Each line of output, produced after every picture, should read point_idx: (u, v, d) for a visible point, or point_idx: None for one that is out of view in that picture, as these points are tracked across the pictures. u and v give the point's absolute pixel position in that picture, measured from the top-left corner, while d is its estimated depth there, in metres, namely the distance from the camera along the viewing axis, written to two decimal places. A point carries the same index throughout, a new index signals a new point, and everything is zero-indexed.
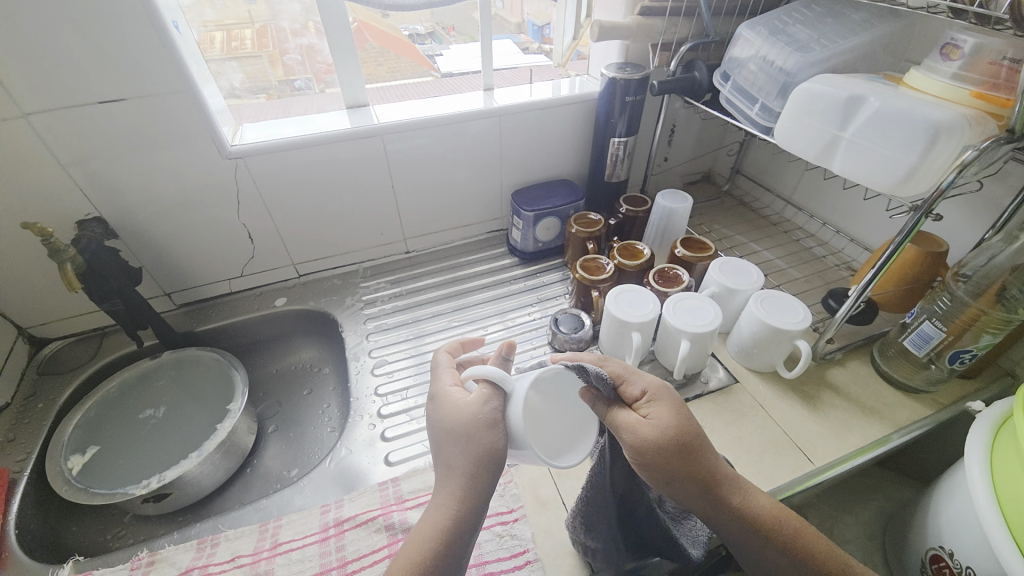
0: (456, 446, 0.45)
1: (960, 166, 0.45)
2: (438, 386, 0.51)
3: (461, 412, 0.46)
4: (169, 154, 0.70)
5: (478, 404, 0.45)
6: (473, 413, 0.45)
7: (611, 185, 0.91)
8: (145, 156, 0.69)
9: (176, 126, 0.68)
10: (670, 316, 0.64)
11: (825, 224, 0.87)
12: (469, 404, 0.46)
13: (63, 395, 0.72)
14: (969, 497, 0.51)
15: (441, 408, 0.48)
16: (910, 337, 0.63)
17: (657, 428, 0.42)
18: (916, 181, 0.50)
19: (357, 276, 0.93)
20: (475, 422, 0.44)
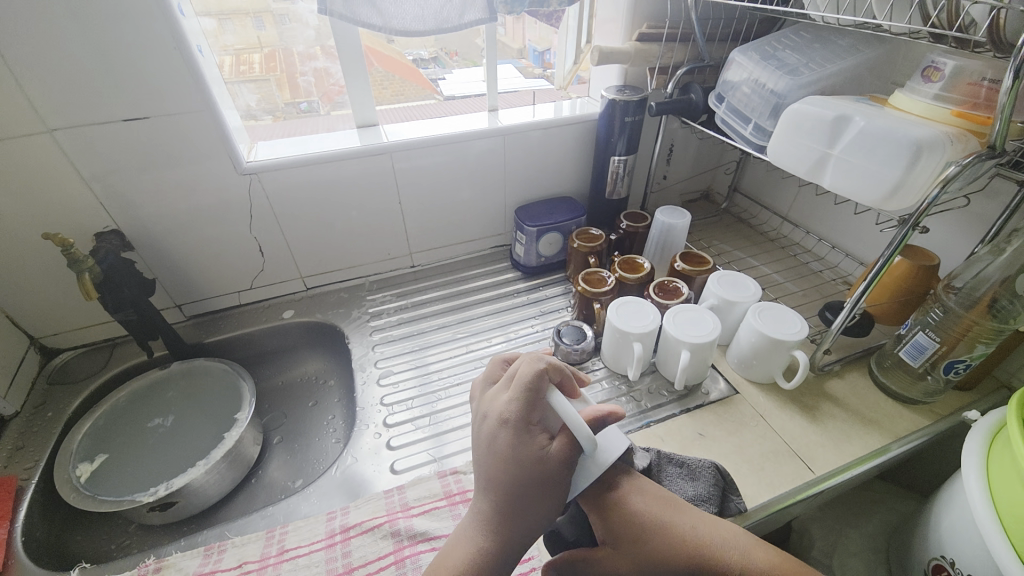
0: (525, 488, 0.43)
1: (943, 181, 0.48)
2: (519, 416, 0.45)
3: (544, 469, 0.43)
4: (189, 170, 0.73)
5: (563, 467, 0.44)
6: (556, 471, 0.44)
7: (612, 202, 0.94)
8: (165, 171, 0.72)
9: (195, 143, 0.71)
10: (670, 327, 0.66)
11: (821, 239, 0.89)
12: (562, 463, 0.44)
13: (73, 404, 0.74)
14: (968, 506, 0.51)
15: (517, 446, 0.44)
16: (905, 348, 0.65)
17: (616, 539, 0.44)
18: (901, 196, 0.53)
19: (363, 290, 0.95)
20: (554, 481, 0.44)
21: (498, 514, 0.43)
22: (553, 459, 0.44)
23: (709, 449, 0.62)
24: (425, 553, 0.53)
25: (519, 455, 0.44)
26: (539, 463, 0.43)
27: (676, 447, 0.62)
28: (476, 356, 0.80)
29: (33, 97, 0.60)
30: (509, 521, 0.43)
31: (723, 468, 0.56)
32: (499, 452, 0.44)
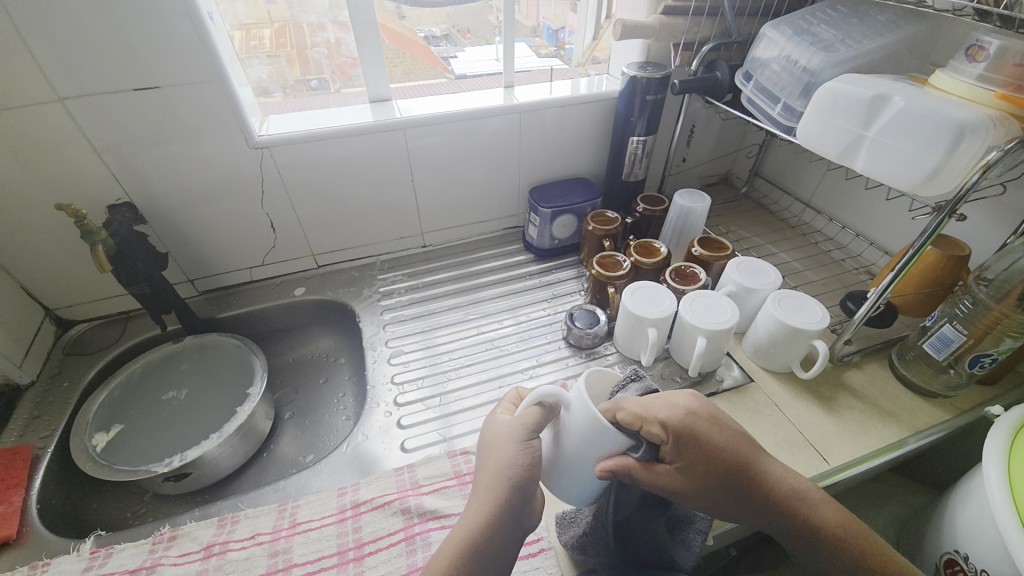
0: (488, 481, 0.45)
1: (984, 167, 0.46)
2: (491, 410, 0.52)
3: (500, 435, 0.47)
4: (203, 146, 0.72)
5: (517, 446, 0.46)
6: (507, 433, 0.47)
7: (628, 184, 0.92)
8: (179, 146, 0.71)
9: (208, 116, 0.70)
10: (687, 313, 0.65)
11: (845, 227, 0.87)
12: (514, 440, 0.46)
13: (88, 375, 0.74)
14: (987, 501, 0.50)
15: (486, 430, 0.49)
16: (930, 340, 0.63)
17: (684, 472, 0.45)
18: (935, 185, 0.51)
19: (374, 268, 0.95)
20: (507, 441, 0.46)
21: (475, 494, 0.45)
22: (503, 436, 0.47)
23: None
24: (434, 531, 0.53)
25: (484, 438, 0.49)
26: (495, 444, 0.47)
27: None
28: (486, 338, 0.79)
29: (46, 66, 0.59)
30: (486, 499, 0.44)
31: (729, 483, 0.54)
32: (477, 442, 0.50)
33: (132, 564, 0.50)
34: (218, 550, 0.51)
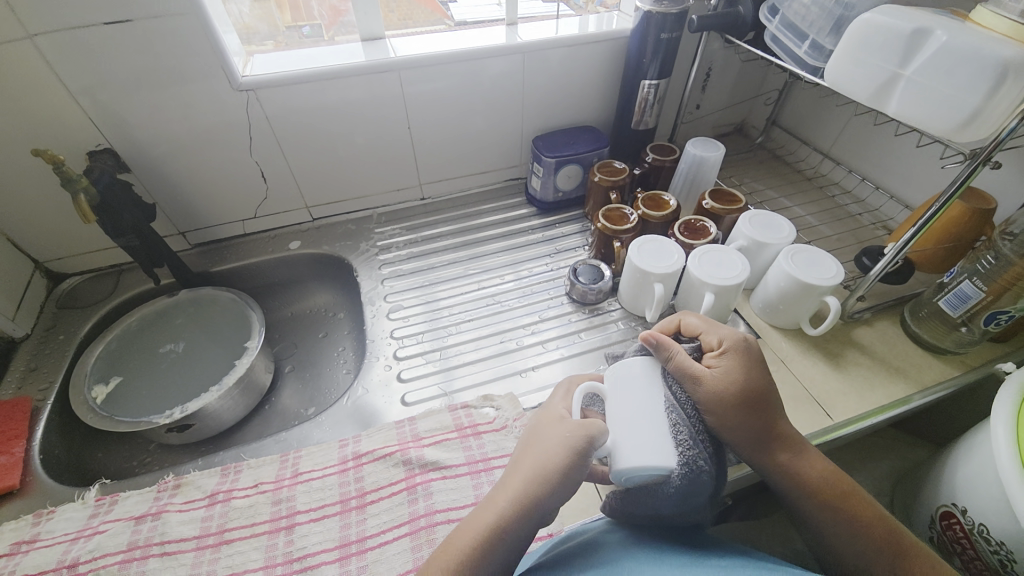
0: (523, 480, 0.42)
1: None
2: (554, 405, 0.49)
3: (555, 442, 0.43)
4: (185, 91, 0.67)
5: (565, 453, 0.42)
6: (562, 441, 0.43)
7: (638, 133, 0.87)
8: (161, 92, 0.66)
9: (187, 54, 0.64)
10: (695, 268, 0.62)
11: (864, 179, 0.83)
12: (564, 452, 0.42)
13: (84, 328, 0.73)
14: (992, 456, 0.50)
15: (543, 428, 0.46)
16: (946, 297, 0.61)
17: (721, 380, 0.47)
18: (970, 132, 0.48)
19: (371, 222, 0.92)
20: (559, 452, 0.42)
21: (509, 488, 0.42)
22: (553, 442, 0.43)
23: None
24: (436, 481, 0.53)
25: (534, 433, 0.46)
26: (543, 448, 0.43)
27: None
28: (487, 293, 0.77)
29: None
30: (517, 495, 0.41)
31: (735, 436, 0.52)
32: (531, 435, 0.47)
33: (137, 511, 0.51)
34: (223, 497, 0.52)
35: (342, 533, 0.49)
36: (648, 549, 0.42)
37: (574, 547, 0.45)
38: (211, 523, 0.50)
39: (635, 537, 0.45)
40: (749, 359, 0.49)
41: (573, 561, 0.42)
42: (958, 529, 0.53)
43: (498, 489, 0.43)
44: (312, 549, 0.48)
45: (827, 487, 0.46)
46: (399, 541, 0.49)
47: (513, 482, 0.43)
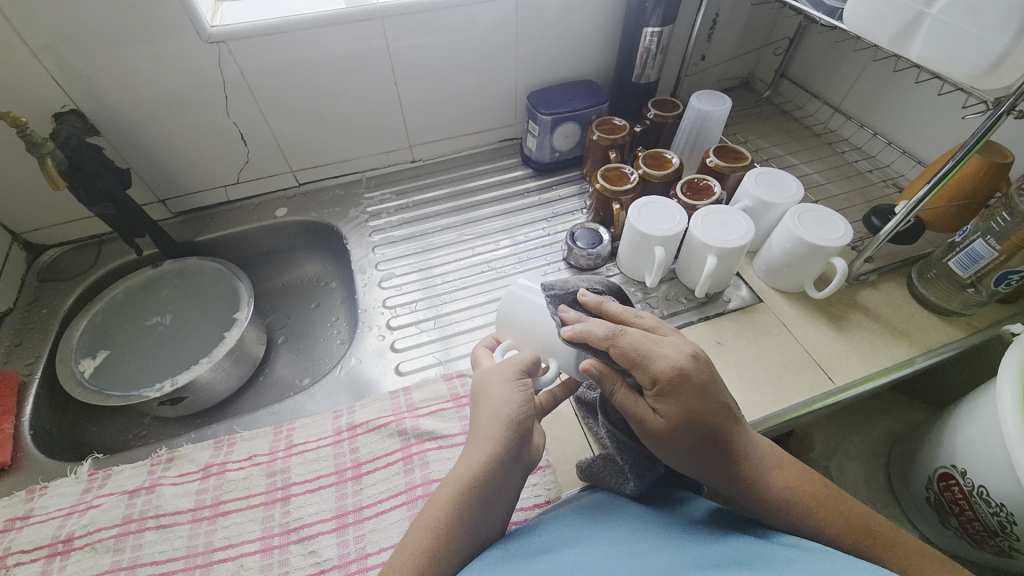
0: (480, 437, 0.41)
1: None
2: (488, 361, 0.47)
3: (511, 400, 0.42)
4: (151, 48, 0.62)
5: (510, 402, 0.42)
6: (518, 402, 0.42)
7: (639, 88, 0.82)
8: (126, 49, 0.61)
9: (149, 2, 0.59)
10: (697, 230, 0.60)
11: (876, 134, 0.79)
12: (519, 407, 0.42)
13: (67, 301, 0.71)
14: (995, 418, 0.49)
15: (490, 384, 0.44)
16: (957, 257, 0.58)
17: (669, 423, 0.39)
18: (996, 78, 0.44)
19: (360, 186, 0.88)
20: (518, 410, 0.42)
21: (471, 454, 0.41)
22: (506, 399, 0.42)
23: (726, 357, 0.59)
24: (432, 451, 0.52)
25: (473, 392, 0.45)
26: (497, 406, 0.42)
27: None
28: (482, 259, 0.75)
29: None
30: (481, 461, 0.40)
31: None
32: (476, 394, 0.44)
33: (131, 485, 0.50)
34: (217, 470, 0.51)
35: (339, 504, 0.49)
36: (645, 515, 0.43)
37: (572, 509, 0.45)
38: (206, 495, 0.50)
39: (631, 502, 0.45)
40: (697, 385, 0.40)
41: (571, 522, 0.43)
42: (957, 490, 0.54)
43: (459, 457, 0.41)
44: (308, 519, 0.48)
45: (821, 516, 0.40)
46: (396, 510, 0.49)
47: (474, 446, 0.41)
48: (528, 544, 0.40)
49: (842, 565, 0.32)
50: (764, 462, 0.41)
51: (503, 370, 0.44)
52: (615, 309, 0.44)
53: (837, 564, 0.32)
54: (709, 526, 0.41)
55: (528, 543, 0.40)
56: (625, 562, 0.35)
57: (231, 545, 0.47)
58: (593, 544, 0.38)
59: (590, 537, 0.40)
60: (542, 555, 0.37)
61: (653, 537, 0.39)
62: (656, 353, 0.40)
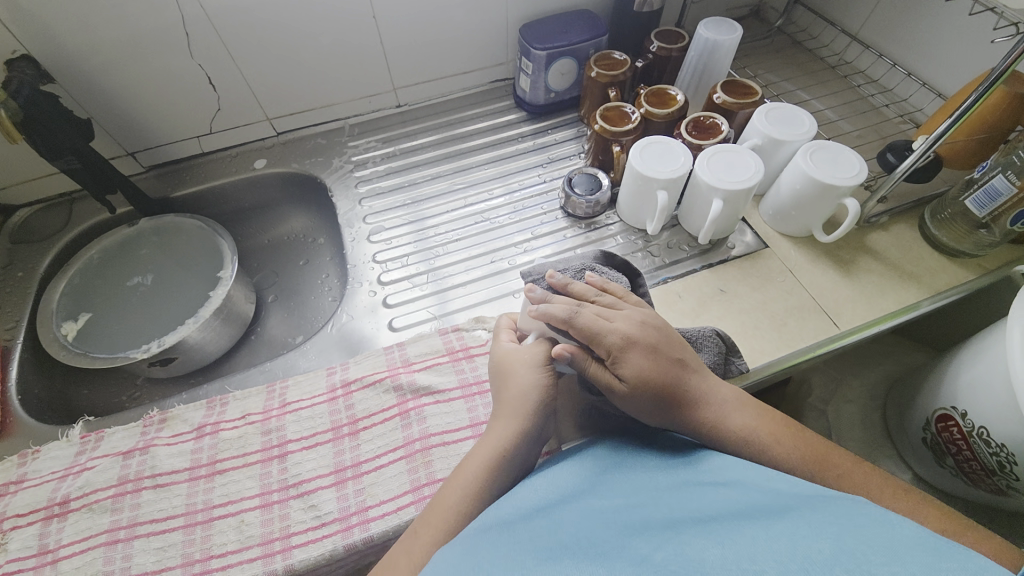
0: (505, 420, 0.44)
1: None
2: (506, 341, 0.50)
3: (528, 379, 0.45)
4: None
5: (535, 388, 0.44)
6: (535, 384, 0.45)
7: (641, 17, 0.75)
8: None
9: None
10: (703, 171, 0.56)
11: (895, 65, 0.73)
12: (534, 384, 0.45)
13: (43, 262, 0.68)
14: (1002, 361, 0.48)
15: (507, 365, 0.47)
16: (974, 195, 0.55)
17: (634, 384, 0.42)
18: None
19: (343, 134, 0.82)
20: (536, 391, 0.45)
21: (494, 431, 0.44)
22: (525, 381, 0.45)
23: (729, 304, 0.58)
24: (429, 406, 0.51)
25: (497, 369, 0.48)
26: (516, 387, 0.45)
27: (694, 303, 0.58)
28: (475, 210, 0.71)
29: None
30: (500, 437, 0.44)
31: (727, 337, 0.51)
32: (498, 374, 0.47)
33: (124, 446, 0.49)
34: (211, 430, 0.50)
35: (336, 459, 0.49)
36: (642, 466, 0.43)
37: (569, 462, 0.45)
38: (201, 454, 0.49)
39: (629, 450, 0.45)
40: (652, 350, 0.43)
41: (567, 477, 0.43)
42: (956, 430, 0.54)
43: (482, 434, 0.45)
44: (306, 475, 0.48)
45: (777, 447, 0.43)
46: (395, 464, 0.48)
47: (495, 425, 0.45)
48: (526, 502, 0.40)
49: (834, 505, 0.32)
50: (720, 410, 0.44)
51: (526, 353, 0.47)
52: (577, 290, 0.45)
53: (830, 504, 0.32)
54: (713, 471, 0.40)
55: (526, 498, 0.40)
56: (621, 515, 0.36)
57: (230, 502, 0.46)
58: (590, 500, 0.39)
59: (586, 493, 0.40)
60: (542, 513, 0.38)
61: (648, 488, 0.39)
62: (610, 328, 0.42)
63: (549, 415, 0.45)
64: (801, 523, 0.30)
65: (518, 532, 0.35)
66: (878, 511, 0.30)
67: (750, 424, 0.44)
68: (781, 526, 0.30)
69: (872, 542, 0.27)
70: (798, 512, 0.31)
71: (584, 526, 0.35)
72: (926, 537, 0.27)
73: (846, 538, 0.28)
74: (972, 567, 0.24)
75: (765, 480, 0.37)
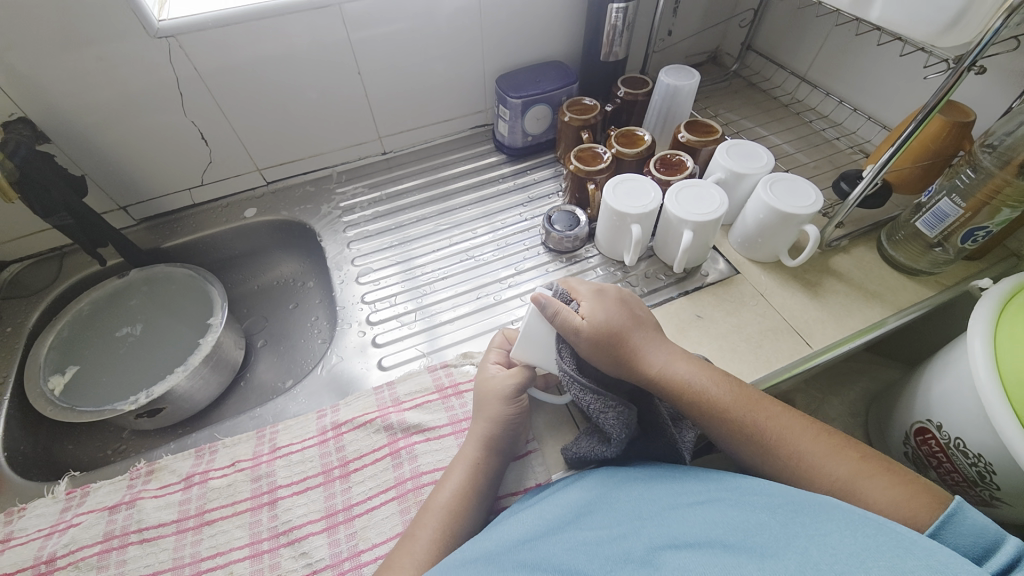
0: (482, 428, 0.49)
1: (1009, 11, 0.39)
2: (487, 363, 0.55)
3: (499, 395, 0.51)
4: (101, 51, 0.59)
5: (513, 402, 0.50)
6: (504, 402, 0.50)
7: (608, 66, 0.81)
8: (70, 52, 0.58)
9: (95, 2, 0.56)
10: (673, 206, 0.60)
11: (842, 102, 0.80)
12: (500, 400, 0.50)
13: (32, 317, 0.68)
14: (968, 374, 0.51)
15: (482, 387, 0.52)
16: (923, 217, 0.60)
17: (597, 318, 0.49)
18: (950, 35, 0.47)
19: (331, 182, 0.86)
20: (506, 407, 0.50)
21: (472, 447, 0.49)
22: (494, 399, 0.51)
23: (706, 329, 0.60)
24: (419, 444, 0.52)
25: (477, 395, 0.52)
26: (488, 404, 0.51)
27: (673, 330, 0.60)
28: (460, 248, 0.74)
29: None
30: (473, 448, 0.48)
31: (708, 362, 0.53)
32: (477, 398, 0.52)
33: (110, 500, 0.49)
34: (199, 479, 0.50)
35: (327, 504, 0.49)
36: (620, 487, 0.45)
37: (552, 493, 0.47)
38: (189, 505, 0.49)
39: (605, 472, 0.47)
40: (612, 302, 0.51)
41: (547, 509, 0.45)
42: (933, 443, 0.56)
43: (460, 449, 0.50)
44: (297, 522, 0.48)
45: (730, 404, 0.45)
46: (386, 506, 0.48)
47: (471, 441, 0.49)
48: (513, 537, 0.42)
49: (798, 510, 0.34)
50: (664, 366, 0.48)
51: (499, 382, 0.52)
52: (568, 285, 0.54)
53: (796, 509, 0.34)
54: (693, 491, 0.41)
55: (513, 532, 0.42)
56: (605, 548, 0.37)
57: (220, 553, 0.46)
58: (573, 532, 0.40)
59: (569, 524, 0.42)
60: (524, 544, 0.40)
61: (630, 517, 0.40)
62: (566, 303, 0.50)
63: (519, 428, 0.50)
64: (774, 538, 0.31)
65: (507, 570, 0.36)
66: (846, 517, 0.32)
67: (692, 377, 0.47)
68: (756, 543, 0.31)
69: (842, 552, 0.28)
70: (771, 527, 0.33)
71: (574, 562, 0.36)
72: (892, 537, 0.29)
73: (815, 552, 0.29)
74: (941, 571, 0.26)
75: (734, 491, 0.39)
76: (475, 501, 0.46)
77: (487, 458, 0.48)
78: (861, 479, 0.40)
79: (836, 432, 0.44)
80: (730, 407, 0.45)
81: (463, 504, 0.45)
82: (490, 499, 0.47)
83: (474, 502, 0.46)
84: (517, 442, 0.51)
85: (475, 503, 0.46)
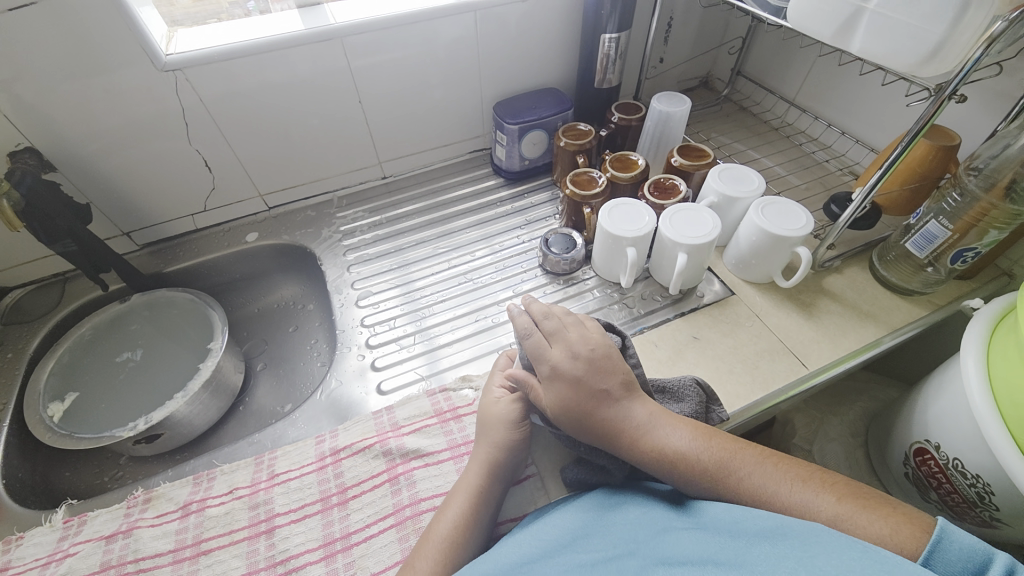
0: (484, 454, 0.49)
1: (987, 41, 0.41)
2: (490, 384, 0.55)
3: (502, 421, 0.51)
4: (108, 81, 0.61)
5: (512, 428, 0.51)
6: (507, 428, 0.50)
7: (602, 92, 0.84)
8: (78, 85, 0.60)
9: (108, 40, 0.58)
10: (667, 229, 0.61)
11: (830, 125, 0.82)
12: (503, 426, 0.50)
13: (33, 343, 0.68)
14: (963, 395, 0.51)
15: (485, 411, 0.53)
16: (913, 238, 0.61)
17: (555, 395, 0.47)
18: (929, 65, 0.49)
19: (331, 206, 0.87)
20: (511, 433, 0.50)
21: (473, 474, 0.48)
22: (497, 424, 0.51)
23: (702, 350, 0.60)
24: (418, 469, 0.52)
25: (479, 419, 0.53)
26: (492, 430, 0.51)
27: (670, 351, 0.60)
28: (459, 271, 0.75)
29: None
30: (475, 476, 0.48)
31: (705, 384, 0.53)
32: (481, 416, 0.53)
33: (107, 529, 0.48)
34: (196, 507, 0.50)
35: (325, 532, 0.48)
36: (617, 510, 0.45)
37: (548, 513, 0.47)
38: (186, 535, 0.48)
39: (602, 494, 0.47)
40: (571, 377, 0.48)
41: (544, 531, 0.44)
42: (933, 464, 0.56)
43: (461, 475, 0.50)
44: (295, 550, 0.47)
45: (700, 466, 0.43)
46: (384, 534, 0.48)
47: (473, 467, 0.49)
48: (509, 559, 0.42)
49: (788, 532, 0.34)
50: (632, 430, 0.45)
51: (502, 409, 0.52)
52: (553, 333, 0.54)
53: (785, 529, 0.35)
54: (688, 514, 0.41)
55: (510, 554, 0.42)
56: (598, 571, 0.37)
57: None
58: (568, 555, 0.40)
59: (566, 547, 0.41)
60: (521, 569, 0.40)
61: (627, 541, 0.40)
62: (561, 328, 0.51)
63: (521, 454, 0.51)
64: (763, 562, 0.31)
65: None
66: (836, 540, 0.31)
67: (663, 442, 0.44)
68: (745, 566, 0.31)
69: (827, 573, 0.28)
70: (761, 551, 0.33)
71: None
72: (876, 558, 0.29)
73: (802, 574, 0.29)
74: None
75: (727, 511, 0.39)
76: (475, 531, 0.46)
77: (488, 486, 0.48)
78: (840, 523, 0.38)
79: (814, 469, 0.42)
80: (699, 469, 0.43)
81: (463, 533, 0.45)
82: (489, 527, 0.47)
83: (474, 531, 0.45)
84: (519, 467, 0.51)
85: (475, 533, 0.45)
